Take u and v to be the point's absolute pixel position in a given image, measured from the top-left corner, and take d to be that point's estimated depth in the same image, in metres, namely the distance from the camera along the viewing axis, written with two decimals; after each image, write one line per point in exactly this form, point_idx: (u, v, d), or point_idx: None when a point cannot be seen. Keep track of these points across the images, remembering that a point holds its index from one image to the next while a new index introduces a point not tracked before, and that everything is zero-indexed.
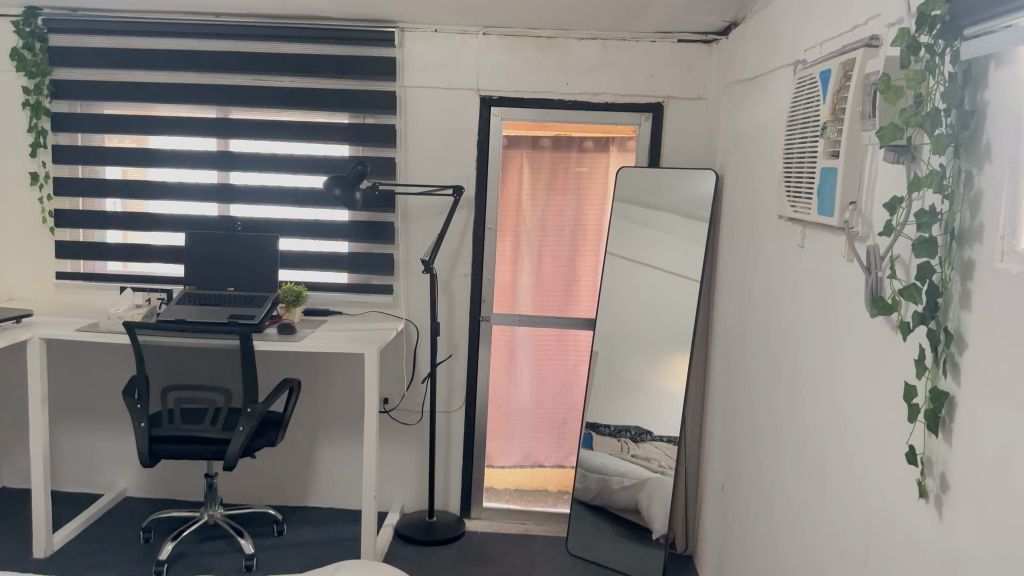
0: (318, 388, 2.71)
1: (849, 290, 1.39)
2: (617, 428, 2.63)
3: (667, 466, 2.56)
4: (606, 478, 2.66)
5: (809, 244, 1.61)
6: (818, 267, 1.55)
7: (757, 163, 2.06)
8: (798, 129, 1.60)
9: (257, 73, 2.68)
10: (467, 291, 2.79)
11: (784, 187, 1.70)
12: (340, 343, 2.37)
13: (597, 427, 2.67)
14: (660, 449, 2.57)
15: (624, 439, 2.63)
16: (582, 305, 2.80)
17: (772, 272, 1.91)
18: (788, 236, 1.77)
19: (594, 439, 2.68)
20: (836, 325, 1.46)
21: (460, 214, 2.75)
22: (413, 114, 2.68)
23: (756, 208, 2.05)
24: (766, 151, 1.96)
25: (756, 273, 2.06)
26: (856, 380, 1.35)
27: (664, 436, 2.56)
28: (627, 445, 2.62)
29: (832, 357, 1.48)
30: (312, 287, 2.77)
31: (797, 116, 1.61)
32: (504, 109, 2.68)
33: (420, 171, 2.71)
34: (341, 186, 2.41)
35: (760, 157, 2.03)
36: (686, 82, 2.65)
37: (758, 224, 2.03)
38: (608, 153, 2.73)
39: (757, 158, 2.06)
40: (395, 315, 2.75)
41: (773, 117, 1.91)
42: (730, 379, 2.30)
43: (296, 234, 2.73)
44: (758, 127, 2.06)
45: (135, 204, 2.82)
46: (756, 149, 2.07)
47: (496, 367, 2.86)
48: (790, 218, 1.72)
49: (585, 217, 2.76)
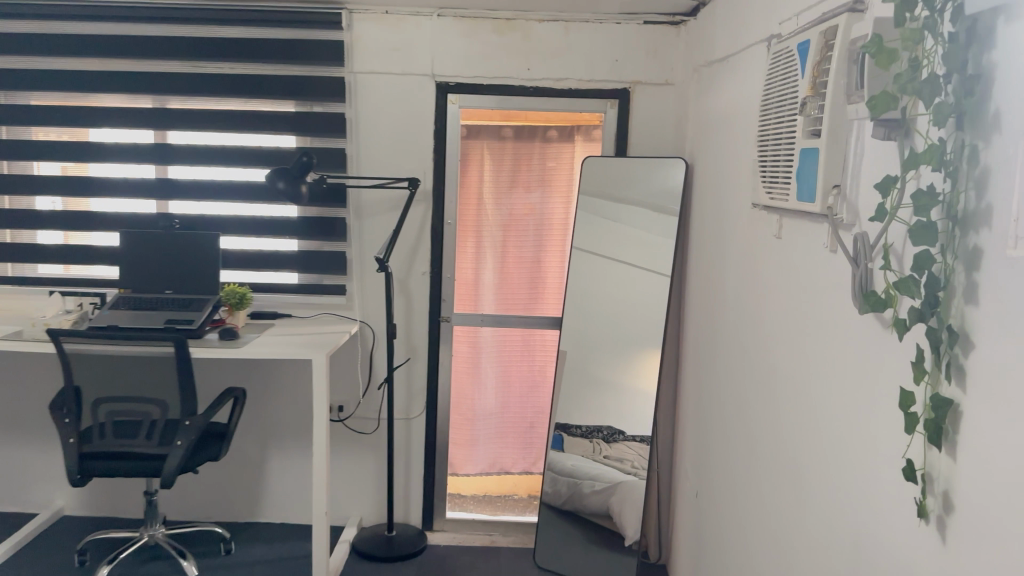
0: (268, 396, 2.53)
1: (833, 285, 1.25)
2: (588, 428, 2.49)
3: (641, 467, 2.43)
4: (578, 482, 2.51)
5: (786, 234, 1.48)
6: (797, 260, 1.42)
7: (729, 148, 1.92)
8: (773, 108, 1.46)
9: (196, 59, 2.49)
10: (426, 290, 2.63)
11: (758, 173, 1.57)
12: (288, 349, 2.20)
13: (569, 427, 2.53)
14: (633, 449, 2.43)
15: (597, 440, 2.49)
16: (547, 304, 2.66)
17: (745, 265, 1.78)
18: (763, 227, 1.63)
19: (565, 441, 2.54)
20: (816, 322, 1.33)
21: (417, 208, 2.59)
22: (364, 103, 2.50)
23: (728, 196, 1.91)
24: (739, 134, 1.83)
25: (728, 266, 1.92)
26: (842, 385, 1.22)
27: (637, 435, 2.43)
28: (600, 445, 2.48)
29: (813, 357, 1.35)
30: (259, 289, 2.59)
31: (772, 95, 1.48)
32: (462, 96, 2.52)
33: (373, 163, 2.53)
34: (284, 178, 2.25)
35: (731, 142, 1.89)
36: (653, 66, 2.51)
37: (730, 214, 1.90)
38: (573, 143, 2.59)
39: (729, 144, 1.92)
40: (349, 317, 2.58)
41: (745, 98, 1.78)
42: (702, 380, 2.17)
43: (241, 232, 2.55)
44: (729, 110, 1.93)
45: (76, 202, 2.60)
46: (728, 134, 1.93)
47: (459, 370, 2.71)
48: (764, 207, 1.58)
49: (550, 211, 2.62)
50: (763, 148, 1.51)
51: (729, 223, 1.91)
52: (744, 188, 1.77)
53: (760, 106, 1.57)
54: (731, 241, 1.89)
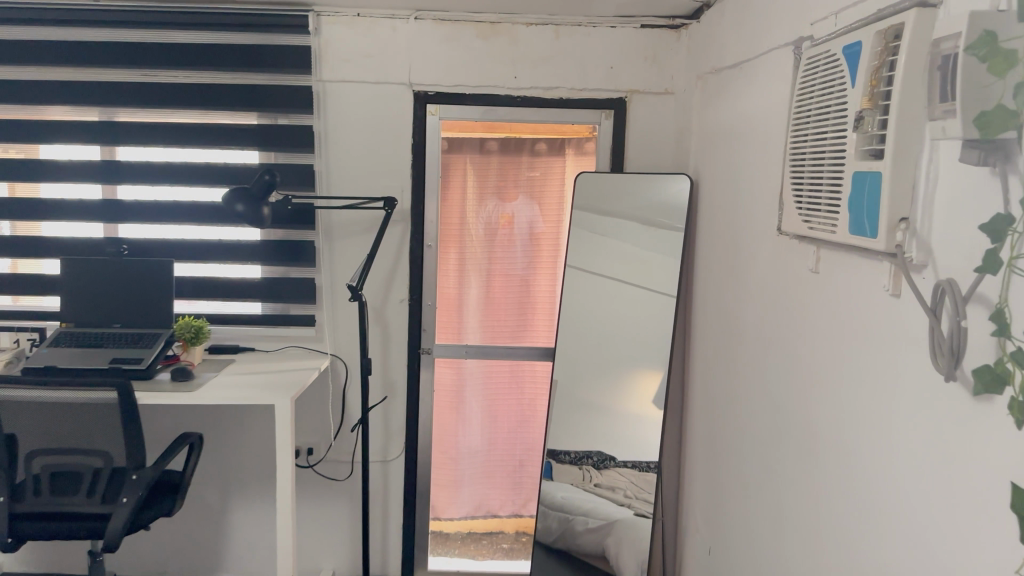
0: (229, 439, 2.28)
1: (897, 338, 1.05)
2: (577, 455, 2.28)
3: (634, 496, 2.24)
4: (570, 518, 2.32)
5: (827, 269, 1.27)
6: (844, 301, 1.21)
7: (746, 164, 1.71)
8: (812, 123, 1.25)
9: (146, 67, 2.24)
10: (404, 319, 2.39)
11: (789, 197, 1.36)
12: (248, 393, 1.95)
13: (557, 454, 2.31)
14: (626, 477, 2.24)
15: (587, 467, 2.28)
16: (538, 333, 2.44)
17: (769, 298, 1.56)
18: (793, 256, 1.42)
19: (554, 469, 2.32)
20: (871, 379, 1.12)
21: (393, 230, 2.34)
22: (335, 114, 2.26)
23: (745, 220, 1.71)
24: (760, 149, 1.62)
25: (746, 298, 1.71)
26: (907, 457, 1.02)
27: (628, 461, 2.23)
28: (590, 473, 2.28)
29: (865, 418, 1.15)
30: (218, 320, 2.33)
31: (807, 108, 1.28)
32: (443, 107, 2.29)
33: (345, 181, 2.29)
34: (243, 200, 1.99)
35: (750, 158, 1.68)
36: (651, 73, 2.29)
37: (748, 240, 1.69)
38: (563, 157, 2.37)
39: (746, 160, 1.71)
40: (320, 350, 2.33)
41: (768, 108, 1.57)
42: (715, 422, 1.94)
43: (200, 257, 2.30)
44: (745, 121, 1.72)
45: (26, 226, 2.33)
46: (745, 149, 1.72)
47: (441, 405, 2.47)
48: (798, 236, 1.37)
49: (539, 231, 2.39)
50: (800, 169, 1.30)
51: (747, 248, 1.70)
52: (767, 209, 1.56)
53: (792, 119, 1.36)
54: (750, 271, 1.68)
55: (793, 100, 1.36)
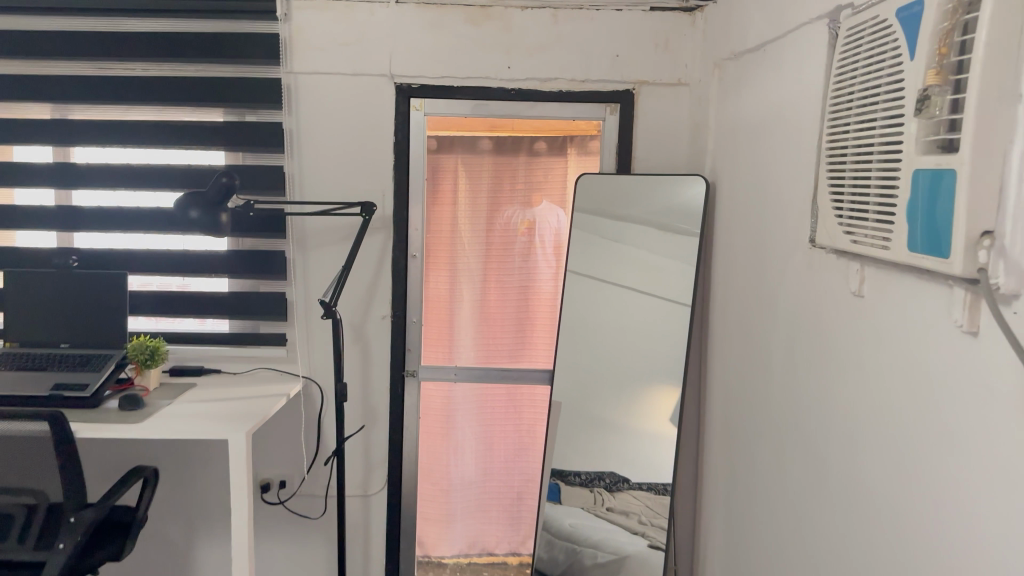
0: (192, 471, 2.05)
1: (996, 391, 0.79)
2: (589, 476, 2.03)
3: (649, 523, 1.98)
4: (576, 550, 2.06)
5: (881, 293, 1.02)
6: (909, 336, 0.96)
7: (771, 163, 1.46)
8: (857, 112, 1.01)
9: (101, 60, 2.02)
10: (386, 338, 2.13)
11: (826, 203, 1.12)
12: (200, 425, 1.72)
13: (567, 476, 2.06)
14: (641, 501, 1.98)
15: (598, 490, 2.03)
16: (538, 353, 2.20)
17: (801, 323, 1.31)
18: (830, 275, 1.17)
19: (563, 492, 2.07)
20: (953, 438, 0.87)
21: (374, 238, 2.09)
22: (307, 110, 2.03)
23: (771, 229, 1.46)
24: (789, 145, 1.36)
25: (772, 322, 1.46)
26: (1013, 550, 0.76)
27: (645, 483, 1.97)
28: (602, 496, 2.02)
29: (944, 489, 0.89)
30: (181, 339, 2.10)
31: (849, 93, 1.04)
32: (428, 101, 2.05)
33: (320, 184, 2.06)
34: (198, 206, 1.77)
35: (775, 157, 1.43)
36: (663, 62, 2.04)
37: (774, 253, 1.44)
38: (565, 157, 2.12)
39: (772, 159, 1.46)
40: (292, 372, 2.09)
41: (799, 97, 1.32)
42: (737, 462, 1.68)
43: (161, 269, 2.07)
44: (771, 112, 1.47)
45: None
46: (770, 146, 1.47)
47: (430, 432, 2.23)
48: (838, 251, 1.13)
49: (538, 240, 2.15)
50: (843, 170, 1.06)
51: (773, 263, 1.45)
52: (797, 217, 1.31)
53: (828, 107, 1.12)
54: (776, 291, 1.43)
55: (830, 84, 1.12)
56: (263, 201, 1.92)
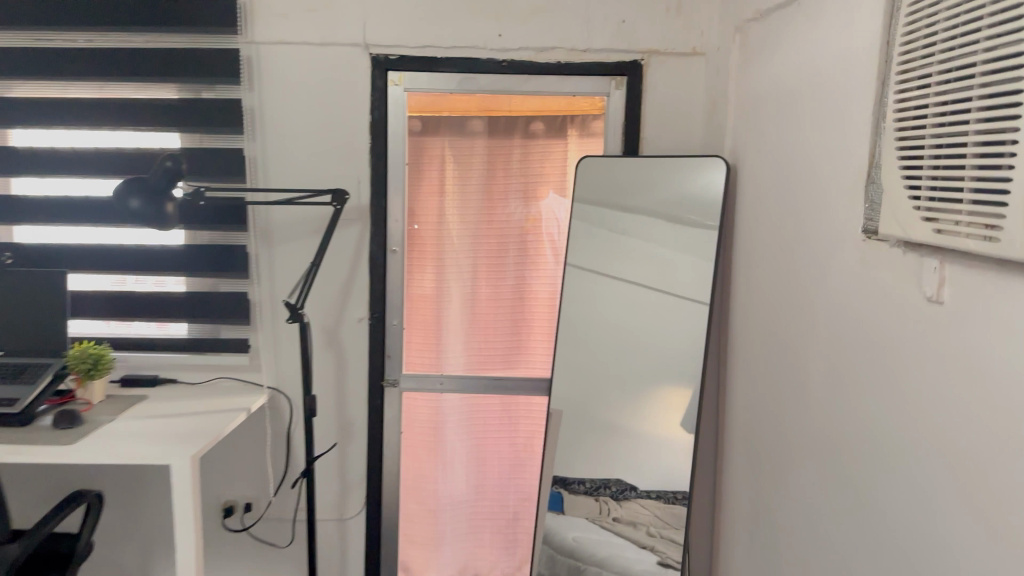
0: (143, 495, 1.81)
1: None
2: (594, 484, 1.80)
3: (659, 535, 1.74)
4: (580, 568, 1.82)
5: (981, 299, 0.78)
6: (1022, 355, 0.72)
7: (810, 140, 1.21)
8: (943, 69, 0.79)
9: (37, 30, 1.77)
10: (363, 344, 1.89)
11: (897, 186, 0.89)
12: (140, 447, 1.48)
13: (570, 484, 1.82)
14: (649, 511, 1.75)
15: (604, 499, 1.79)
16: (536, 360, 1.96)
17: (851, 336, 1.06)
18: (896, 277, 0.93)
19: (566, 502, 1.83)
20: None
21: (349, 231, 1.84)
22: (271, 86, 1.79)
23: (809, 222, 1.21)
24: (835, 117, 1.11)
25: (809, 333, 1.22)
26: None
27: (652, 491, 1.74)
28: (608, 506, 1.79)
29: None
30: (132, 346, 1.86)
31: (931, 44, 0.82)
32: (408, 74, 1.80)
33: (286, 170, 1.82)
34: (141, 194, 1.54)
35: (815, 133, 1.19)
36: (676, 28, 1.79)
37: (813, 248, 1.19)
38: (564, 139, 1.88)
39: (810, 136, 1.21)
40: (256, 383, 1.86)
41: (850, 56, 1.07)
42: (764, 490, 1.44)
43: (108, 267, 1.83)
44: (809, 79, 1.22)
45: None
46: (806, 120, 1.22)
47: (415, 447, 2.00)
48: (910, 245, 0.89)
49: (535, 234, 1.92)
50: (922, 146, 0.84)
51: (812, 261, 1.20)
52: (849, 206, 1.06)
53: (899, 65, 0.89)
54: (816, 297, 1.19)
55: (900, 35, 0.89)
56: (215, 188, 1.69)
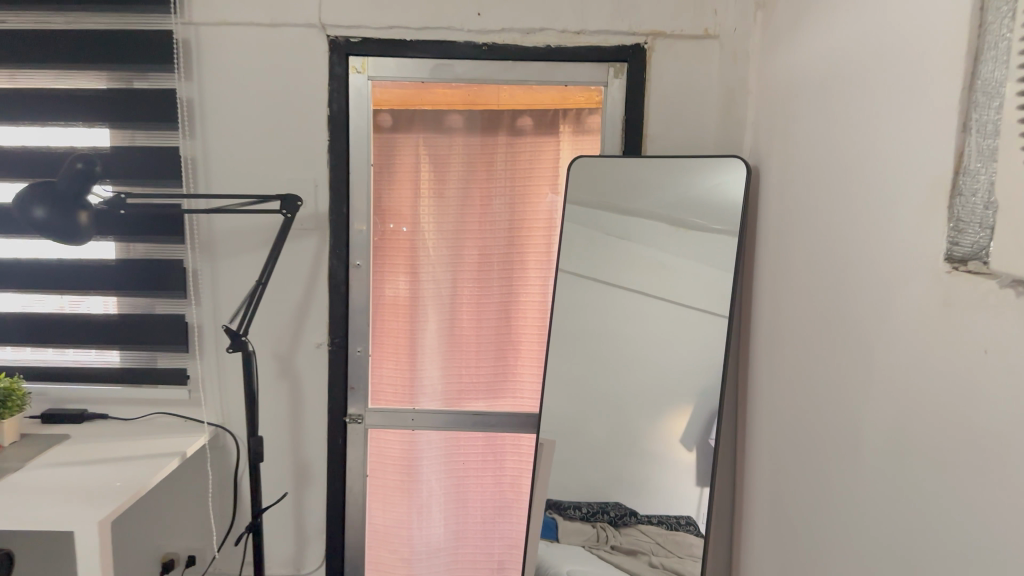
0: (65, 550, 1.56)
1: None
2: (591, 510, 1.54)
3: (662, 567, 1.47)
4: None
5: None
6: None
7: (877, 135, 0.95)
8: None
9: None
10: (322, 373, 1.63)
11: None
12: (41, 506, 1.23)
13: (564, 508, 1.57)
14: (651, 540, 1.48)
15: (601, 526, 1.53)
16: (523, 391, 1.71)
17: (936, 395, 0.81)
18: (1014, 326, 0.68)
19: (560, 529, 1.58)
20: None
21: (305, 243, 1.58)
22: (213, 74, 1.54)
23: (871, 240, 0.95)
24: (921, 104, 0.85)
25: (866, 380, 0.97)
26: None
27: (654, 515, 1.47)
28: (607, 533, 1.52)
29: None
30: (55, 376, 1.61)
31: None
32: (373, 61, 1.54)
33: (231, 173, 1.57)
34: (47, 202, 1.28)
35: (885, 126, 0.93)
36: (686, 6, 1.53)
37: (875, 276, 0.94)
38: (556, 137, 1.62)
39: (874, 129, 0.95)
40: (198, 418, 1.61)
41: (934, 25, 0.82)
42: (798, 562, 1.19)
43: (25, 286, 1.57)
44: (870, 57, 0.97)
45: None
46: (869, 109, 0.97)
47: (386, 489, 1.74)
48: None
49: (523, 246, 1.67)
50: None
51: (875, 290, 0.95)
52: (941, 221, 0.80)
53: None
54: (879, 334, 0.94)
55: None
56: (135, 198, 1.44)
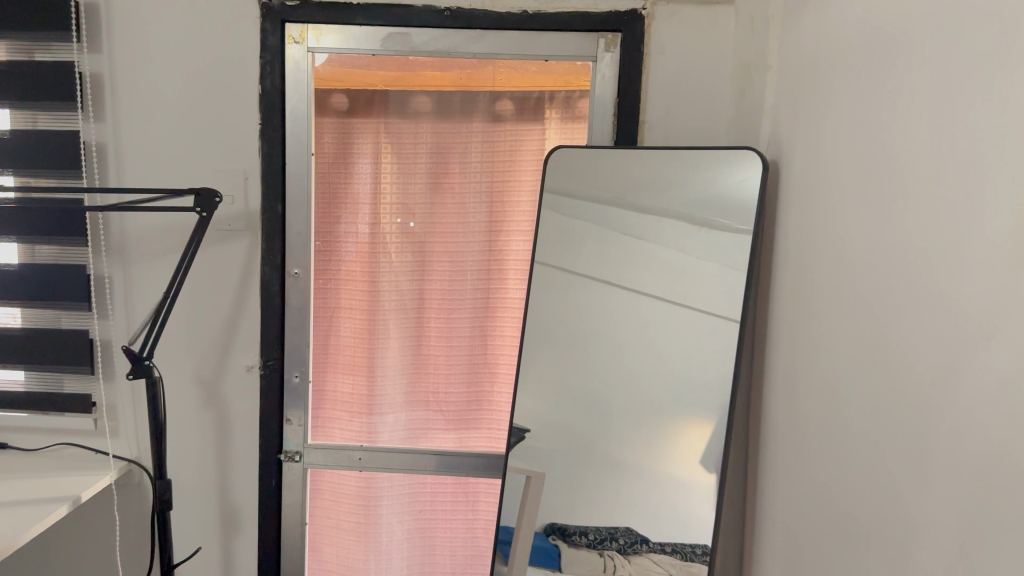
0: None
1: None
2: (597, 536, 1.21)
3: None
4: None
5: None
6: None
7: (950, 120, 0.66)
8: None
9: None
10: (254, 400, 1.38)
11: None
12: None
13: (569, 534, 1.23)
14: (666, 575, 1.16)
15: (609, 555, 1.21)
16: (489, 428, 1.43)
17: None
18: None
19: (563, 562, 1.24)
20: None
21: (233, 246, 1.34)
22: (126, 45, 1.29)
23: (933, 264, 0.67)
24: None
25: (918, 464, 0.68)
26: None
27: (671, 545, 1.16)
28: (616, 563, 1.20)
29: None
30: None
31: None
32: (314, 27, 1.30)
33: (145, 163, 1.32)
34: None
35: (959, 102, 0.64)
36: None
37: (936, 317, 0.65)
38: (540, 125, 1.35)
39: (945, 112, 0.67)
40: (108, 451, 1.37)
41: None
42: None
43: None
44: (934, 8, 0.68)
45: None
46: (936, 84, 0.68)
47: (339, 532, 1.47)
48: None
49: (496, 254, 1.39)
50: None
51: (938, 343, 0.66)
52: None
53: None
54: (938, 404, 0.65)
55: None
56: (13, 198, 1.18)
